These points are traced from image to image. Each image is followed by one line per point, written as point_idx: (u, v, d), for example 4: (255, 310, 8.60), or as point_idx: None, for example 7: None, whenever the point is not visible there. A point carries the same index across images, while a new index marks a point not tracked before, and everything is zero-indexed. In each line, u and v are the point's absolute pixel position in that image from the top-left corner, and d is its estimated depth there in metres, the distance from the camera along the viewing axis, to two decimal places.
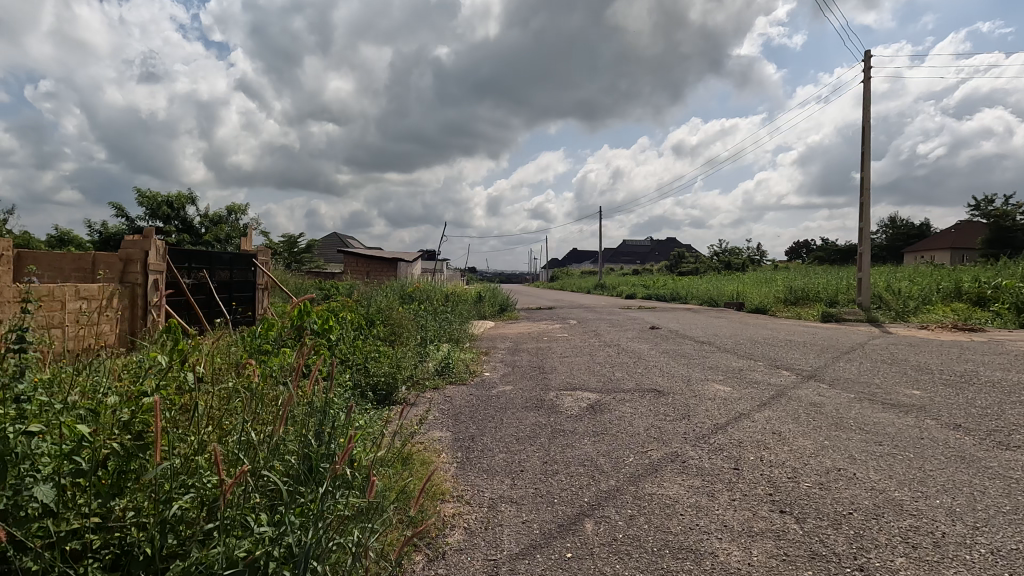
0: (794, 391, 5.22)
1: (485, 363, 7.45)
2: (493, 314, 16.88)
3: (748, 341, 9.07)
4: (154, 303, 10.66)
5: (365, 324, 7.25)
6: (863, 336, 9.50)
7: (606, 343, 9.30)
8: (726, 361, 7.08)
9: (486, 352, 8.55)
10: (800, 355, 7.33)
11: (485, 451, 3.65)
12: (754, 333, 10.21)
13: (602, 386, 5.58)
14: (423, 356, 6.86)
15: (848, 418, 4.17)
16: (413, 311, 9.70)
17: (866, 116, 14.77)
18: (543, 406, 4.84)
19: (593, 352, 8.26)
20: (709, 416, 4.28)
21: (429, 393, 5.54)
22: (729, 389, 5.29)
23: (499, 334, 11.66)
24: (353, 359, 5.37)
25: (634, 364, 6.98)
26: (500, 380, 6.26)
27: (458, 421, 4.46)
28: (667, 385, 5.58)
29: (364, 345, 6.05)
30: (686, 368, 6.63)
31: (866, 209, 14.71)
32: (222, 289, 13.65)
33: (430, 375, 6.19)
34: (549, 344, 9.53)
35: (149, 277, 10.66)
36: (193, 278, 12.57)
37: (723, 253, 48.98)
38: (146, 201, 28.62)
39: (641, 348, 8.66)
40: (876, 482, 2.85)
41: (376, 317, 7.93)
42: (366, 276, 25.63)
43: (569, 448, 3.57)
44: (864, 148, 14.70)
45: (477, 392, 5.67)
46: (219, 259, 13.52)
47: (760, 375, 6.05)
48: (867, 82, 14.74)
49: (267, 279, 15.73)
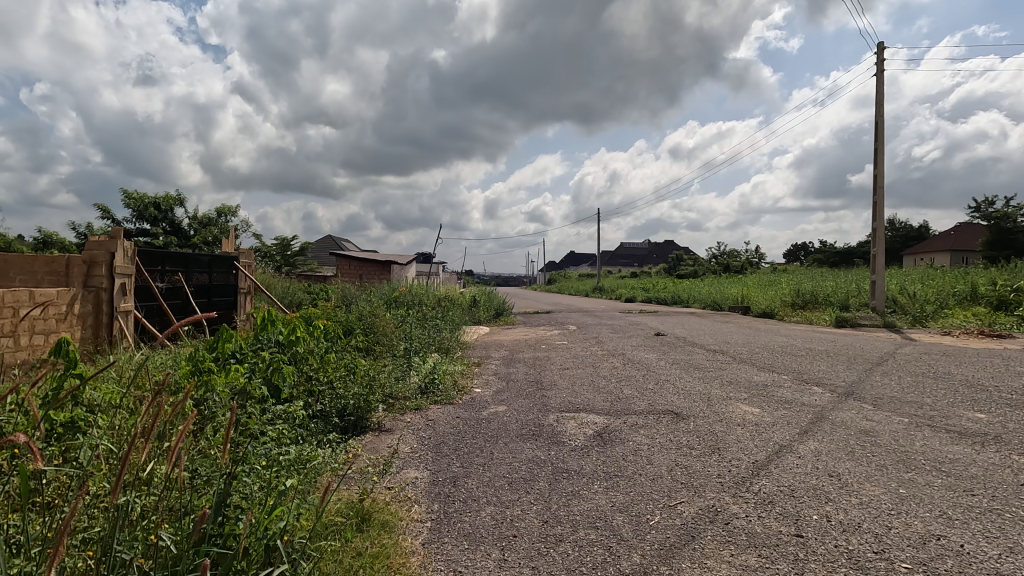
0: (835, 414, 4.47)
1: (476, 377, 6.68)
2: (489, 319, 16.11)
3: (765, 350, 8.34)
4: (120, 310, 9.87)
5: (341, 335, 6.46)
6: (887, 344, 8.78)
7: (610, 353, 8.56)
8: (746, 374, 6.34)
9: (479, 363, 7.76)
10: (827, 368, 6.60)
11: (470, 502, 2.88)
12: (768, 340, 9.47)
13: (609, 408, 4.83)
14: (406, 371, 6.07)
15: (915, 453, 3.42)
16: (399, 318, 8.89)
17: (879, 110, 14.10)
18: (541, 434, 4.09)
19: (596, 363, 7.52)
20: (744, 450, 3.53)
21: (409, 416, 4.77)
22: (758, 412, 4.54)
23: (494, 341, 10.89)
24: (317, 380, 4.61)
25: (644, 378, 6.25)
26: (493, 398, 5.49)
27: (439, 456, 3.70)
28: (685, 406, 4.83)
29: (335, 359, 5.27)
30: (702, 383, 5.90)
31: (879, 208, 14.02)
32: (200, 293, 12.86)
33: (411, 395, 5.40)
34: (548, 353, 8.77)
35: (115, 281, 9.86)
36: (167, 282, 11.77)
37: (722, 256, 48.36)
38: (133, 203, 27.83)
39: (649, 358, 7.92)
40: (999, 563, 2.09)
41: (355, 327, 7.15)
42: (358, 279, 24.84)
43: (576, 500, 2.82)
44: (878, 144, 14.03)
45: (466, 413, 4.90)
46: (196, 262, 12.73)
47: (789, 392, 5.31)
48: (880, 75, 14.07)
49: (249, 283, 14.95)
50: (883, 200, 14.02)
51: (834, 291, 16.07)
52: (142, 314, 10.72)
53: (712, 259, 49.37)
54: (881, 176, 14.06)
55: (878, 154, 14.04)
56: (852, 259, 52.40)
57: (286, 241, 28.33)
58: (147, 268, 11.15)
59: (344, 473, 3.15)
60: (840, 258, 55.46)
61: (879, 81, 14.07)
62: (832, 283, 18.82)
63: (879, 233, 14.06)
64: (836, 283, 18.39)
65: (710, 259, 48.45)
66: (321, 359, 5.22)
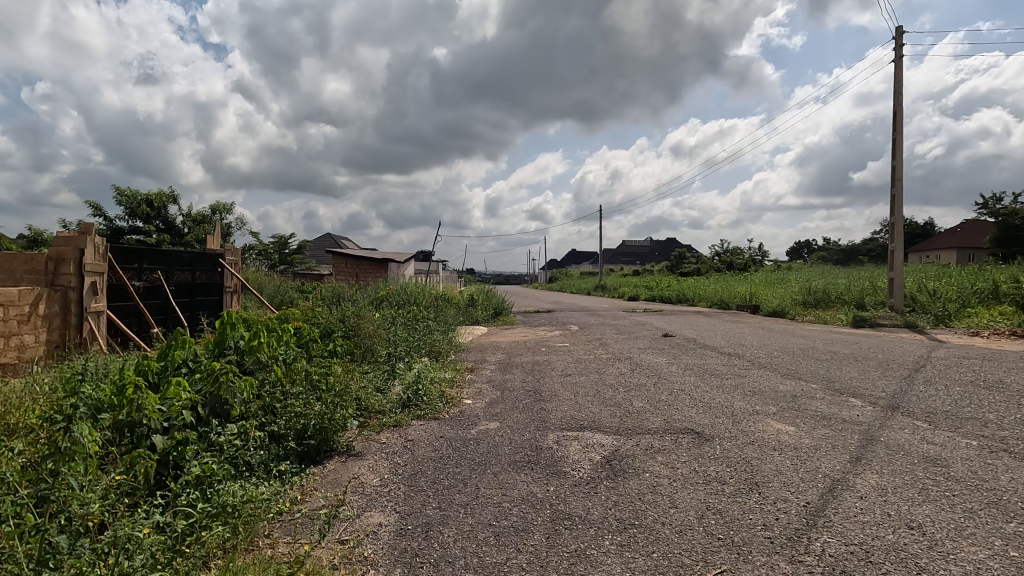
0: (885, 434, 3.79)
1: (467, 385, 6.02)
2: (487, 319, 15.42)
3: (785, 354, 7.66)
4: (92, 311, 9.11)
5: (316, 341, 5.77)
6: (918, 346, 8.10)
7: (616, 357, 7.88)
8: (770, 383, 5.65)
9: (473, 368, 7.09)
10: (859, 374, 5.93)
11: (443, 568, 2.19)
12: (785, 343, 8.78)
13: (618, 426, 4.15)
14: (386, 381, 5.38)
15: (1007, 492, 2.73)
16: (385, 319, 8.19)
17: (898, 99, 13.41)
18: (538, 462, 3.41)
19: (601, 369, 6.85)
20: (790, 486, 2.85)
21: (385, 436, 4.10)
22: (795, 432, 3.86)
23: (490, 343, 10.22)
24: (274, 396, 3.95)
25: (655, 387, 5.57)
26: (485, 412, 4.82)
27: (411, 492, 3.02)
28: (708, 423, 4.15)
29: (302, 369, 4.60)
30: (723, 393, 5.22)
31: (898, 201, 13.33)
32: (181, 292, 12.21)
33: (390, 410, 4.71)
34: (549, 356, 8.09)
35: (85, 279, 9.05)
36: (145, 280, 11.09)
37: (725, 254, 47.70)
38: (125, 201, 27.16)
39: (659, 363, 7.24)
40: None
41: (336, 328, 6.48)
42: (355, 277, 24.20)
43: (582, 568, 2.14)
44: (895, 135, 13.36)
45: (452, 432, 4.24)
46: (177, 258, 12.07)
47: (823, 405, 4.64)
48: (899, 61, 13.38)
49: (236, 282, 14.28)
50: (901, 192, 13.33)
51: (847, 289, 15.40)
52: (116, 314, 10.03)
53: (715, 258, 48.70)
54: (899, 168, 13.38)
55: (896, 145, 13.34)
56: (856, 258, 51.67)
57: (284, 239, 27.63)
58: (122, 265, 10.46)
59: (276, 542, 2.46)
60: (844, 257, 54.70)
61: (897, 69, 13.35)
62: (844, 281, 18.16)
63: (897, 228, 13.37)
64: (848, 281, 17.69)
65: (713, 257, 47.78)
66: (287, 370, 4.55)
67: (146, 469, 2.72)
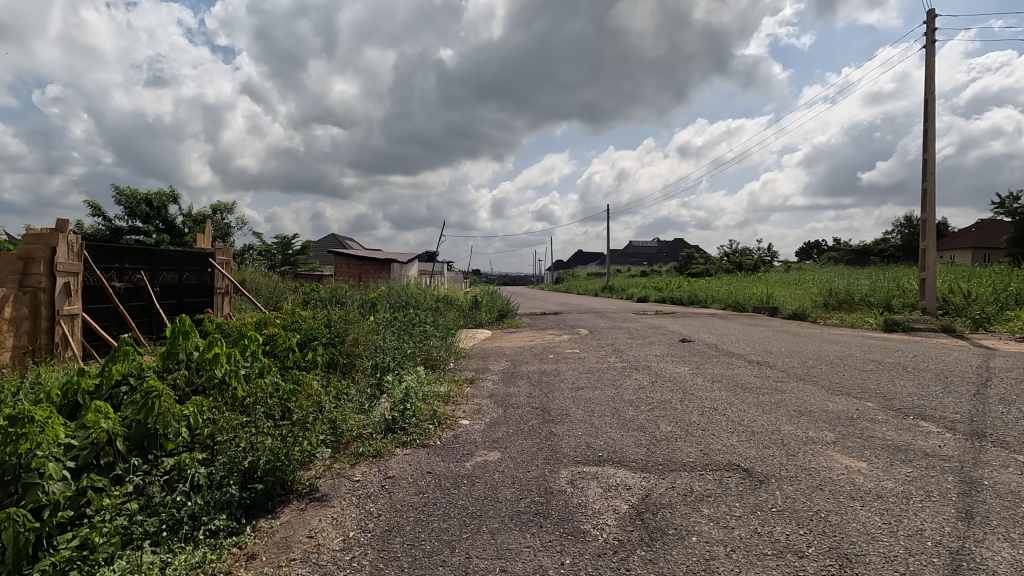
0: (985, 474, 3.00)
1: (464, 401, 5.27)
2: (491, 322, 14.66)
3: (822, 363, 6.86)
4: (65, 314, 7.64)
5: (292, 351, 5.05)
6: (968, 354, 7.28)
7: (632, 366, 7.11)
8: (814, 400, 4.87)
9: (473, 380, 6.34)
10: (917, 390, 5.13)
11: None
12: (819, 350, 7.97)
13: (645, 460, 3.39)
14: (369, 401, 4.64)
15: None
16: (376, 324, 7.47)
17: (931, 87, 12.53)
18: (549, 515, 2.65)
19: (617, 381, 6.09)
20: (896, 565, 2.07)
21: (359, 473, 3.35)
22: (871, 473, 3.06)
23: (494, 349, 9.47)
24: (223, 422, 3.24)
25: (682, 406, 4.79)
26: (482, 436, 4.07)
27: (381, 564, 2.27)
28: (756, 458, 3.37)
29: (265, 388, 3.87)
30: (764, 414, 4.44)
31: (929, 196, 12.48)
32: (167, 293, 11.54)
33: (371, 435, 3.95)
34: (557, 365, 7.31)
35: (58, 280, 7.64)
36: (127, 281, 10.40)
37: (735, 253, 46.83)
38: (123, 200, 26.54)
39: (681, 374, 6.47)
40: None
41: (319, 335, 5.76)
42: (357, 278, 23.51)
43: None
44: (927, 126, 12.49)
45: (442, 465, 3.49)
46: (161, 257, 11.39)
47: (891, 432, 3.85)
48: (932, 46, 12.50)
49: (228, 283, 13.60)
50: (933, 186, 12.49)
51: (872, 291, 14.52)
52: (92, 318, 9.32)
53: (724, 258, 47.77)
54: (931, 160, 12.53)
55: (928, 137, 12.47)
56: (868, 258, 50.55)
57: (287, 240, 26.98)
58: (101, 265, 9.77)
59: None
60: (856, 257, 53.53)
61: (930, 55, 12.48)
62: (867, 281, 17.25)
63: (929, 225, 12.51)
64: (871, 282, 16.81)
65: (722, 258, 46.87)
66: (247, 387, 3.84)
67: (11, 540, 2.00)
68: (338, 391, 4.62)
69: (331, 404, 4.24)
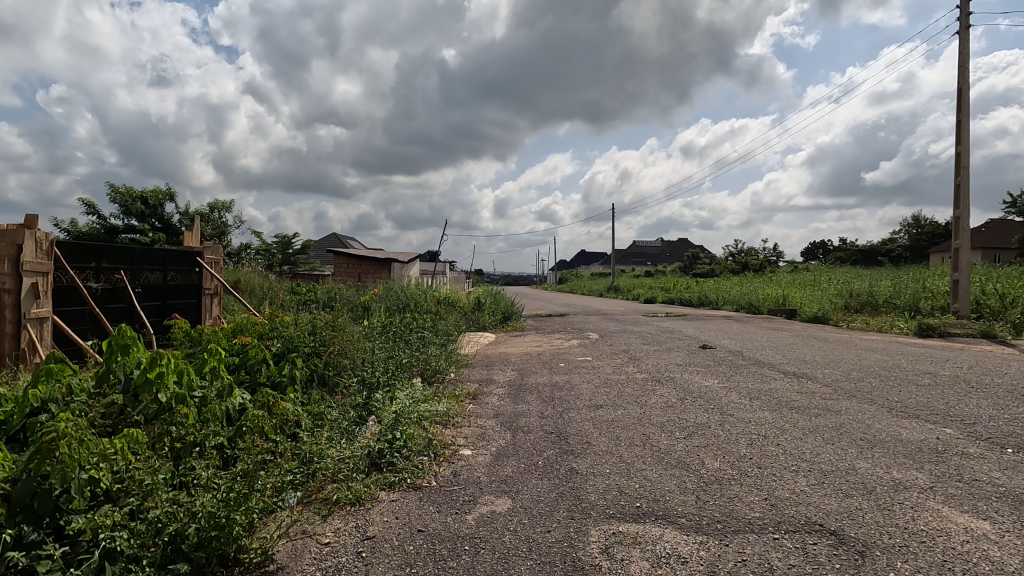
0: None
1: (465, 423, 4.55)
2: (495, 325, 13.94)
3: (868, 376, 6.09)
4: (32, 318, 6.33)
5: (265, 365, 4.33)
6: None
7: (653, 378, 6.35)
8: (880, 425, 4.10)
9: (476, 395, 5.59)
10: (998, 413, 4.36)
11: None
12: (857, 359, 7.21)
13: (697, 515, 2.65)
14: (352, 427, 3.91)
15: None
16: (368, 331, 6.76)
17: (964, 76, 11.74)
18: None
19: (640, 397, 5.35)
20: None
21: (328, 533, 2.61)
22: (1006, 542, 2.30)
23: (498, 355, 8.71)
24: (156, 466, 2.49)
25: (725, 432, 4.05)
26: (487, 474, 3.33)
27: None
28: (842, 514, 2.61)
29: (219, 420, 3.14)
30: (827, 445, 3.67)
31: (962, 192, 11.71)
32: (149, 295, 10.81)
33: (351, 474, 3.21)
34: (570, 377, 6.57)
35: (25, 281, 6.33)
36: (104, 282, 9.69)
37: (742, 253, 46.12)
38: (119, 198, 25.87)
39: (711, 389, 5.73)
40: None
41: (300, 346, 5.05)
42: (357, 278, 22.83)
43: None
44: (960, 118, 11.71)
45: (438, 518, 2.76)
46: (142, 256, 10.67)
47: (995, 473, 3.09)
48: (966, 31, 11.71)
49: (217, 283, 12.88)
50: (967, 182, 11.73)
51: (898, 292, 13.74)
52: (64, 321, 8.61)
53: (731, 258, 46.98)
54: (964, 154, 11.75)
55: (961, 128, 11.69)
56: (876, 258, 49.57)
57: (286, 239, 26.28)
58: (75, 265, 9.05)
59: None
60: (864, 257, 52.64)
61: (964, 41, 11.69)
62: (888, 282, 16.48)
63: (961, 224, 11.72)
64: (894, 283, 16.01)
65: (729, 258, 46.09)
66: (198, 414, 3.10)
67: None
68: (312, 419, 3.90)
69: (303, 438, 3.50)
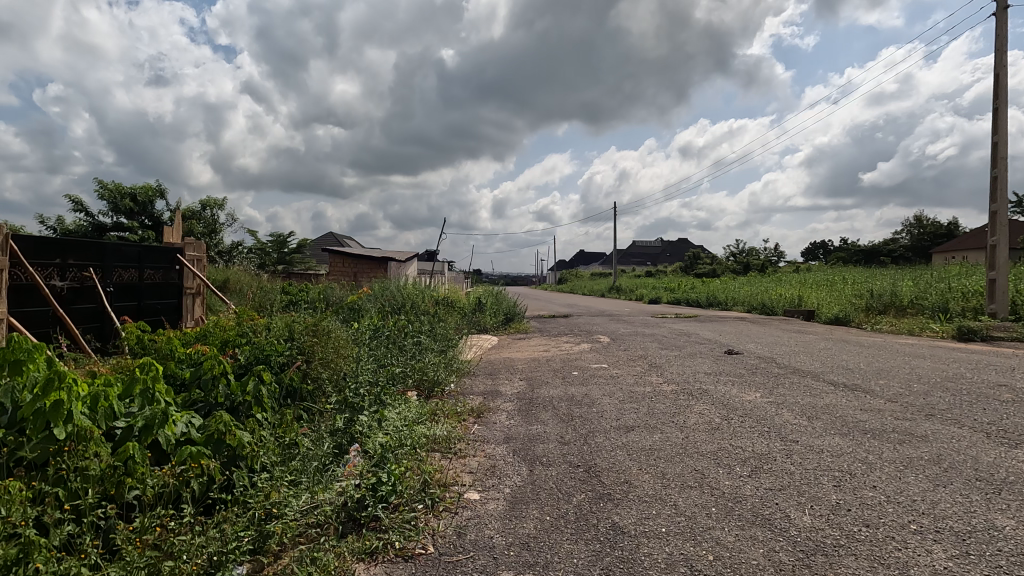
0: None
1: (469, 451, 3.73)
2: (497, 326, 13.15)
3: (933, 389, 5.29)
4: None
5: (225, 379, 3.51)
6: None
7: (685, 391, 5.50)
8: (990, 459, 3.28)
9: (481, 413, 4.74)
10: None
11: None
12: (909, 367, 6.42)
13: None
14: (327, 467, 3.08)
15: None
16: (357, 336, 5.95)
17: (1001, 60, 10.93)
18: None
19: (674, 415, 4.55)
20: None
21: None
22: None
23: (503, 362, 7.91)
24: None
25: (797, 467, 3.23)
26: (500, 533, 2.50)
27: None
28: None
29: (139, 464, 2.34)
30: (939, 489, 2.84)
31: (999, 185, 10.92)
32: (123, 294, 9.95)
33: (318, 540, 2.40)
34: (587, 389, 5.76)
35: None
36: (70, 280, 8.81)
37: (746, 253, 45.42)
38: (107, 195, 24.97)
39: (754, 404, 4.94)
40: None
41: (272, 357, 4.23)
42: (353, 278, 22.00)
43: None
44: (997, 106, 10.90)
45: None
46: (115, 253, 9.80)
47: None
48: (1005, 12, 10.91)
49: (198, 282, 12.02)
50: (1004, 173, 10.93)
51: (925, 292, 12.95)
52: (22, 324, 7.76)
53: (733, 258, 46.31)
54: (1001, 144, 10.95)
55: (998, 116, 10.91)
56: (881, 259, 48.75)
57: (281, 237, 25.44)
58: (35, 261, 8.19)
59: None
60: (868, 258, 51.98)
61: (1001, 23, 10.88)
62: (909, 282, 15.67)
63: (999, 219, 10.93)
64: (917, 283, 15.22)
65: (732, 258, 45.40)
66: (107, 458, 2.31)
67: None
68: (277, 457, 3.10)
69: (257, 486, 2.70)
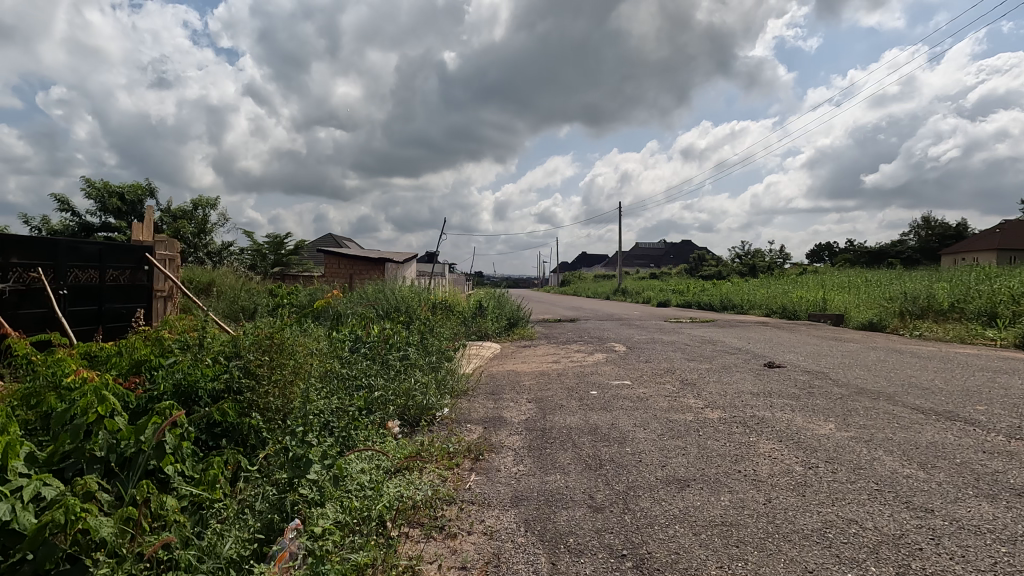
0: None
1: (462, 524, 2.61)
2: (498, 332, 12.03)
3: None
4: None
5: (110, 423, 2.44)
6: None
7: (738, 420, 4.36)
8: None
9: (481, 455, 3.62)
10: None
11: None
12: (998, 387, 5.29)
13: None
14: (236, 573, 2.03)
15: None
16: (328, 350, 4.82)
17: None
18: None
19: (739, 459, 3.41)
20: None
21: None
22: None
23: (508, 376, 6.80)
24: None
25: (967, 567, 2.10)
26: None
27: None
28: None
29: None
30: None
31: None
32: (78, 298, 8.82)
33: None
34: (612, 415, 4.64)
35: None
36: (14, 282, 7.65)
37: (753, 254, 44.26)
38: (93, 194, 23.80)
39: (834, 441, 3.81)
40: None
41: (199, 385, 3.15)
42: (348, 280, 20.88)
43: None
44: None
45: None
46: (68, 251, 8.68)
47: None
48: None
49: (171, 284, 10.88)
50: None
51: (967, 296, 11.82)
52: None
53: (740, 259, 45.23)
54: None
55: None
56: (890, 260, 47.54)
57: (276, 238, 24.36)
58: None
59: None
60: (878, 259, 50.76)
61: None
62: (942, 284, 14.55)
63: None
64: (951, 285, 14.10)
65: (740, 260, 44.23)
66: None
67: None
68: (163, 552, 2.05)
69: None
